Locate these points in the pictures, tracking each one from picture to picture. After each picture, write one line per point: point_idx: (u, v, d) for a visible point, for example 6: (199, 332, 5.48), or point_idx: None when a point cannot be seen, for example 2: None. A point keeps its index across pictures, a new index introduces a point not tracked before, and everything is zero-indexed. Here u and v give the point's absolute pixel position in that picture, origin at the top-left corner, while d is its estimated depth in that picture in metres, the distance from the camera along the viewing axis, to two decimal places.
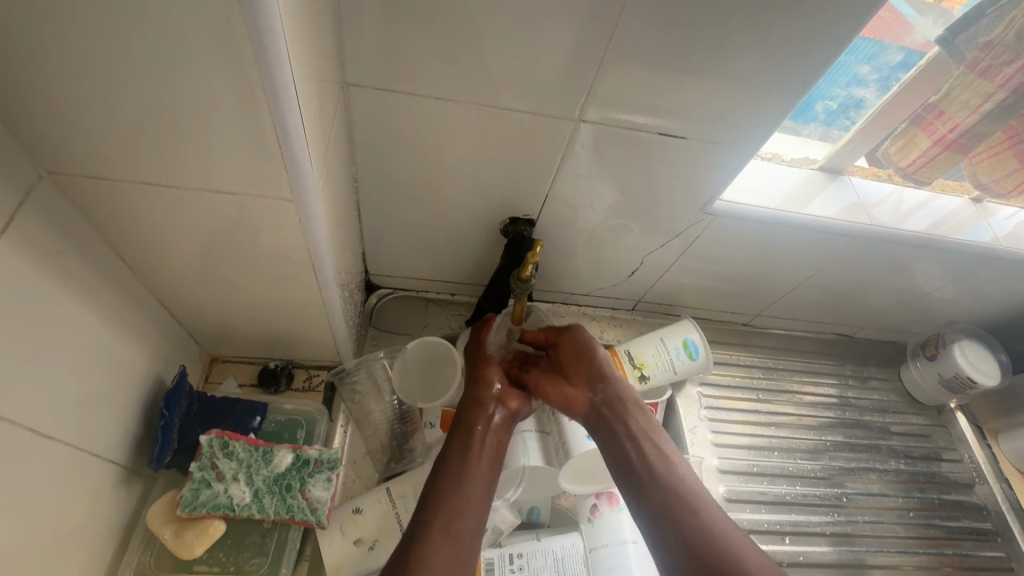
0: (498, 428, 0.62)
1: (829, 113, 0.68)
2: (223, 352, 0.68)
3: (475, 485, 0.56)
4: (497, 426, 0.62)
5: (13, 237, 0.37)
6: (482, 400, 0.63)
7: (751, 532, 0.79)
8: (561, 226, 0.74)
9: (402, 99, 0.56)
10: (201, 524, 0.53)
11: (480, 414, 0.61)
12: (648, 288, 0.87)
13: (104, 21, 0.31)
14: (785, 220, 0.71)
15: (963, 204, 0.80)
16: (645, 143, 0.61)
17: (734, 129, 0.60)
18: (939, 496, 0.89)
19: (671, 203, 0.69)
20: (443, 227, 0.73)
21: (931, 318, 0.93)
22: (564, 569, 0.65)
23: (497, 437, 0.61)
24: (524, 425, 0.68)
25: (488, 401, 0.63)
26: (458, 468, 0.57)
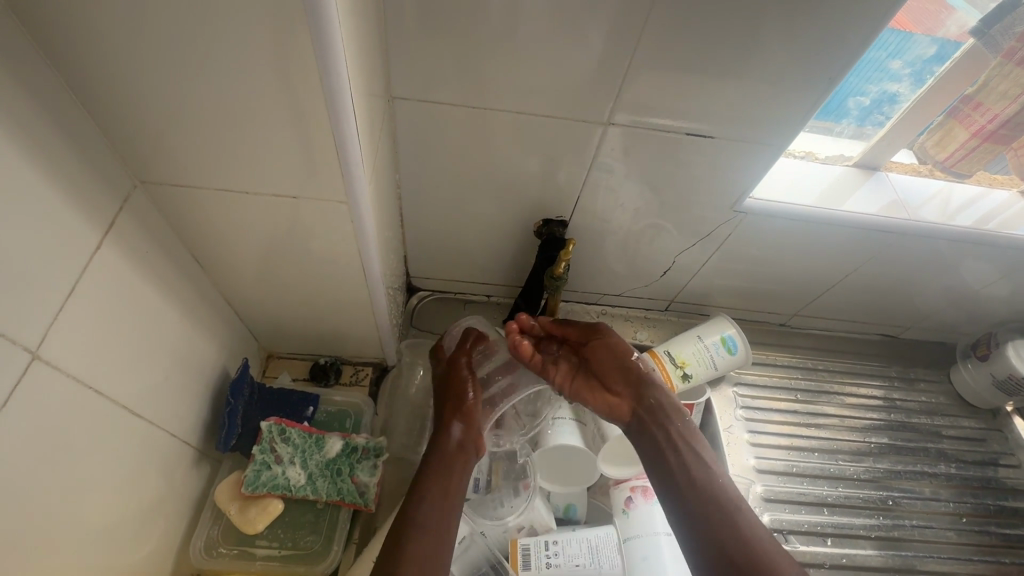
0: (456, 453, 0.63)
1: (861, 110, 0.68)
2: (279, 348, 0.74)
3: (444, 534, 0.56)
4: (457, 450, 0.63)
5: (113, 236, 0.43)
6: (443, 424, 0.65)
7: (789, 532, 0.78)
8: (593, 226, 0.76)
9: (442, 109, 0.60)
10: (262, 503, 0.57)
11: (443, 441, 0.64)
12: (681, 287, 0.88)
13: (194, 48, 0.36)
14: (820, 216, 0.71)
15: (1012, 198, 0.77)
16: (674, 144, 0.63)
17: (765, 127, 0.61)
18: (995, 502, 0.85)
19: (701, 202, 0.71)
20: (479, 229, 0.77)
21: (982, 317, 0.90)
22: (599, 560, 0.64)
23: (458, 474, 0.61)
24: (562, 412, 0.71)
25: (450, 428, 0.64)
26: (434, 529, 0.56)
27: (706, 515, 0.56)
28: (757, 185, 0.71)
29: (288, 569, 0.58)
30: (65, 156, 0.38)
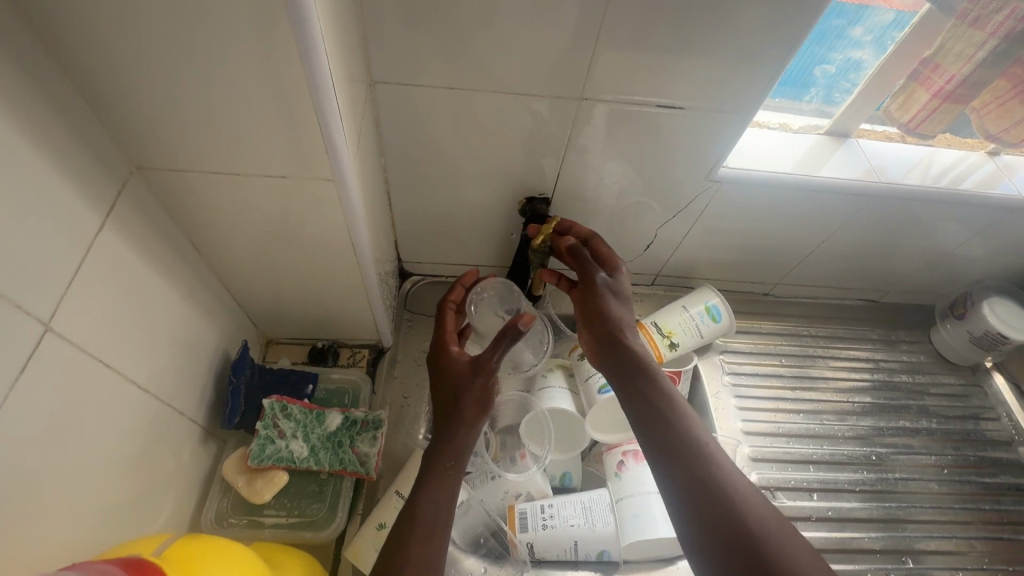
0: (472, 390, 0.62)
1: (827, 78, 0.71)
2: (277, 334, 0.76)
3: (446, 508, 0.55)
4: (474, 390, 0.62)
5: (114, 218, 0.45)
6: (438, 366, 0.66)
7: (777, 489, 0.81)
8: (576, 204, 0.78)
9: (423, 92, 0.62)
10: (268, 475, 0.59)
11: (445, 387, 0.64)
12: (665, 261, 0.90)
13: (180, 36, 0.38)
14: (792, 183, 0.73)
15: (980, 158, 0.79)
16: (647, 117, 0.65)
17: (737, 97, 0.63)
18: (976, 453, 0.88)
19: (679, 175, 0.73)
20: (465, 212, 0.79)
21: (957, 278, 0.93)
22: (593, 516, 0.67)
23: (484, 405, 0.61)
24: (556, 382, 0.77)
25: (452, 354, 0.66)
26: (439, 508, 0.54)
27: (700, 489, 0.49)
28: (731, 155, 0.73)
29: (296, 536, 0.60)
30: (65, 141, 0.40)
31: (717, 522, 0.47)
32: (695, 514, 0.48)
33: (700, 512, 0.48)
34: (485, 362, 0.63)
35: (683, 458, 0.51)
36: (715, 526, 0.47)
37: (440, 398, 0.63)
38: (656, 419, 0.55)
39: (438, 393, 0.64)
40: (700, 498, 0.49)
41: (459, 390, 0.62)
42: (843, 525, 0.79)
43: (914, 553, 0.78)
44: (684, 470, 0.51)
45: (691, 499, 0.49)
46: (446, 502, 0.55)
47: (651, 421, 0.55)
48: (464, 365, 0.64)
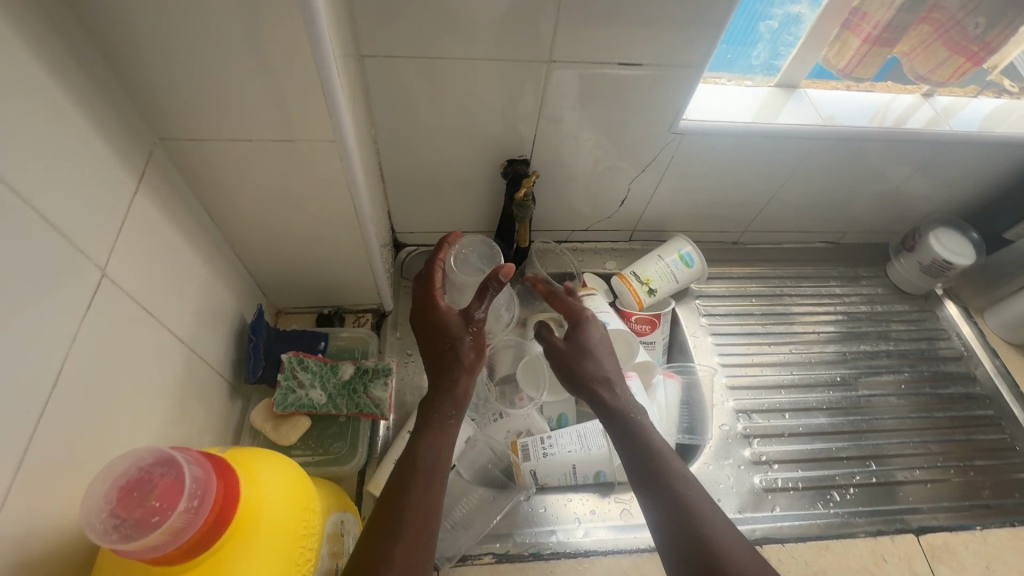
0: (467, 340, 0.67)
1: (772, 34, 0.79)
2: (287, 303, 0.82)
3: (445, 451, 0.60)
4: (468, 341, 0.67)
5: (145, 183, 0.51)
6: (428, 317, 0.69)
7: (752, 412, 0.88)
8: (555, 165, 0.84)
9: (404, 62, 0.65)
10: (292, 420, 0.65)
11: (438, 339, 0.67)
12: (640, 216, 0.97)
13: (197, 11, 0.43)
14: (748, 131, 0.80)
15: (915, 100, 0.88)
16: (614, 77, 0.70)
17: (696, 53, 0.68)
18: (930, 368, 0.96)
19: (647, 131, 0.79)
20: (453, 180, 0.85)
21: (906, 214, 1.02)
22: (588, 442, 0.74)
23: (473, 358, 0.67)
24: None
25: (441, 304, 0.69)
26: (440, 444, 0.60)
27: (676, 507, 0.57)
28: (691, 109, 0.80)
29: (322, 472, 0.66)
30: (101, 112, 0.45)
31: (689, 534, 0.55)
32: (672, 529, 0.56)
33: (677, 526, 0.56)
34: (474, 314, 0.68)
35: (662, 482, 0.59)
36: (687, 537, 0.55)
37: (434, 350, 0.68)
38: (639, 452, 0.62)
39: (430, 348, 0.68)
40: (676, 515, 0.56)
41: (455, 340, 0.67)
42: (814, 437, 0.87)
43: (879, 458, 0.86)
44: (663, 492, 0.58)
45: (669, 516, 0.57)
46: (444, 446, 0.60)
47: (635, 455, 0.63)
48: (458, 317, 0.68)
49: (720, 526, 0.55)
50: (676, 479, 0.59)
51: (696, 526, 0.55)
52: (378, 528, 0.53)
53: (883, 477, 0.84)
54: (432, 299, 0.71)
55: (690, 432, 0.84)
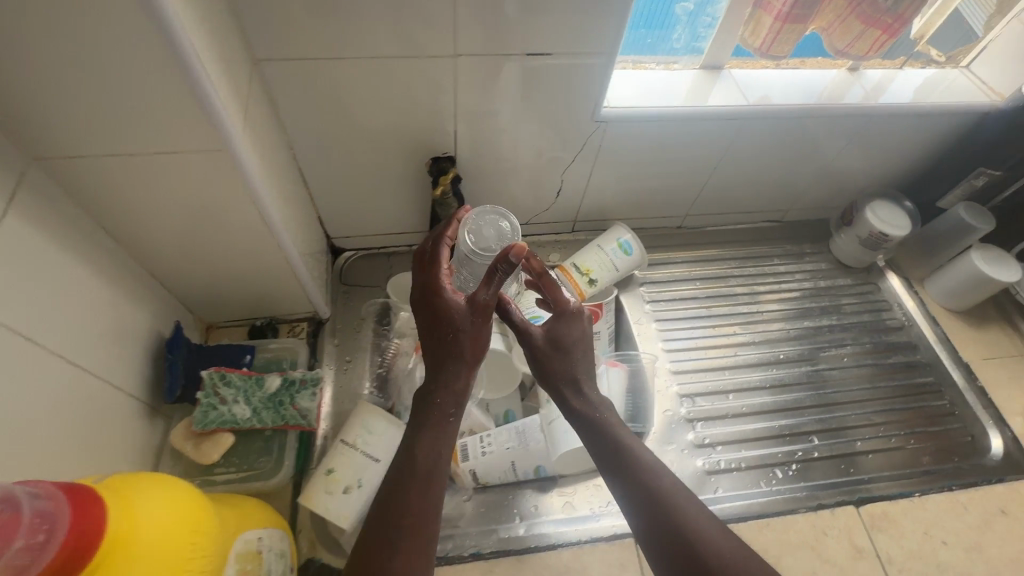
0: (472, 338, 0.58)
1: (690, 15, 0.78)
2: (216, 318, 0.80)
3: (444, 453, 0.56)
4: (471, 338, 0.58)
5: (17, 207, 0.48)
6: (434, 307, 0.59)
7: (696, 396, 0.88)
8: (481, 160, 0.82)
9: (306, 65, 0.64)
10: (214, 438, 0.64)
11: (443, 334, 0.58)
12: (578, 207, 0.96)
13: (34, 24, 0.40)
14: (671, 115, 0.80)
15: (841, 75, 0.88)
16: (523, 67, 0.69)
17: (602, 37, 0.67)
18: (871, 340, 0.97)
19: (569, 121, 0.77)
20: (379, 182, 0.83)
21: (845, 189, 1.02)
22: (527, 438, 0.73)
23: (476, 351, 0.59)
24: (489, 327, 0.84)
25: (446, 292, 0.59)
26: (435, 449, 0.55)
27: (652, 503, 0.56)
28: (611, 96, 0.78)
29: (247, 488, 0.66)
30: None
31: (670, 530, 0.54)
32: (653, 527, 0.55)
33: (656, 524, 0.55)
34: (483, 301, 0.58)
35: (636, 478, 0.58)
36: (667, 533, 0.54)
37: (432, 339, 0.59)
38: (608, 447, 0.60)
39: (427, 336, 0.59)
40: (653, 512, 0.55)
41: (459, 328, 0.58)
42: (756, 417, 0.87)
43: (840, 431, 0.87)
44: (638, 490, 0.57)
45: (647, 514, 0.55)
46: (444, 447, 0.56)
47: (605, 451, 0.61)
48: (463, 300, 0.58)
49: (699, 517, 0.54)
50: (649, 473, 0.58)
51: (673, 521, 0.54)
52: (375, 539, 0.51)
53: (825, 453, 0.84)
54: (435, 285, 0.59)
55: (635, 420, 0.84)
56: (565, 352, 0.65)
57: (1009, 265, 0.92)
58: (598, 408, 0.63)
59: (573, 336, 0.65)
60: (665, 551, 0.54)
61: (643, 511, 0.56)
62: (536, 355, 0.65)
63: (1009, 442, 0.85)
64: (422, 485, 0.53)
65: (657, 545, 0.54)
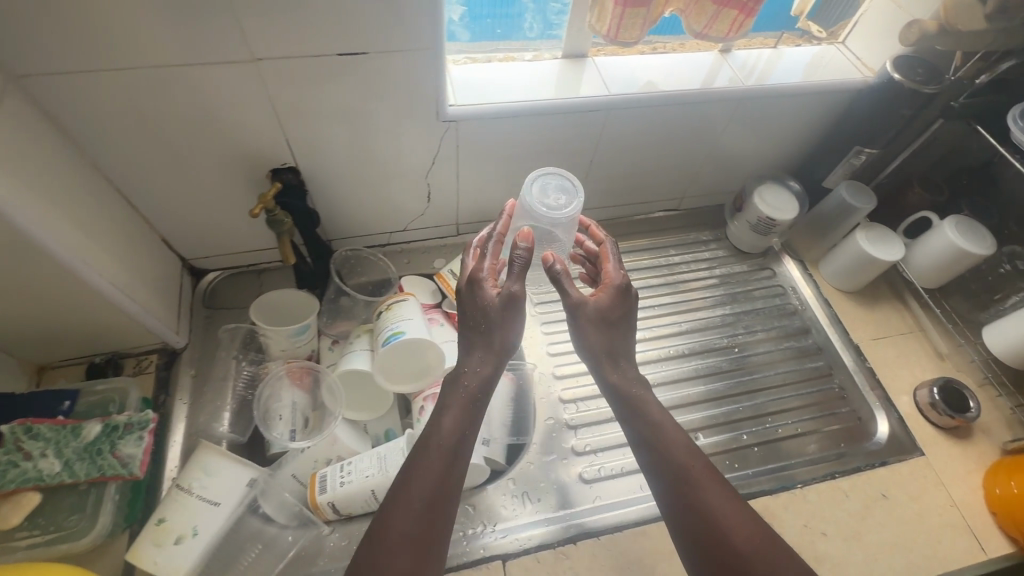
0: (500, 321, 0.60)
1: (536, 2, 0.75)
2: (47, 359, 0.73)
3: (467, 434, 0.57)
4: (495, 322, 0.60)
5: None
6: (468, 299, 0.63)
7: (580, 400, 0.84)
8: (329, 169, 0.76)
9: (79, 78, 0.57)
10: (13, 499, 0.60)
11: (473, 327, 0.62)
12: (457, 209, 0.91)
13: None
14: (526, 109, 0.75)
15: (714, 58, 0.85)
16: (339, 67, 0.63)
17: (420, 32, 0.62)
18: (764, 327, 0.95)
19: (413, 122, 0.72)
20: (219, 199, 0.76)
21: (735, 173, 1.00)
22: (389, 463, 0.69)
23: (502, 342, 0.61)
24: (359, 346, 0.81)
25: (478, 283, 0.63)
26: (457, 422, 0.57)
27: (677, 483, 0.55)
28: (457, 93, 0.74)
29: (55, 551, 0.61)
30: None
31: (692, 512, 0.53)
32: (675, 507, 0.54)
33: (683, 505, 0.54)
34: (510, 288, 0.61)
35: (663, 453, 0.57)
36: (688, 515, 0.53)
37: (471, 328, 0.62)
38: (641, 419, 0.59)
39: (466, 326, 0.62)
40: (677, 493, 0.54)
41: (484, 322, 0.61)
42: None
43: (730, 425, 0.85)
44: (666, 467, 0.56)
45: (671, 492, 0.55)
46: (469, 427, 0.57)
47: (637, 423, 0.60)
48: (491, 294, 0.61)
49: (724, 504, 0.53)
50: (673, 452, 0.57)
51: (693, 504, 0.53)
52: (388, 525, 0.50)
53: (712, 450, 0.82)
54: (476, 276, 0.63)
55: (518, 432, 0.80)
56: (613, 325, 0.63)
57: (892, 243, 0.91)
58: (632, 388, 0.61)
59: (601, 313, 0.63)
60: (686, 532, 0.53)
61: (665, 489, 0.55)
62: (581, 325, 0.63)
63: (895, 424, 0.84)
64: (432, 473, 0.53)
65: (677, 525, 0.54)
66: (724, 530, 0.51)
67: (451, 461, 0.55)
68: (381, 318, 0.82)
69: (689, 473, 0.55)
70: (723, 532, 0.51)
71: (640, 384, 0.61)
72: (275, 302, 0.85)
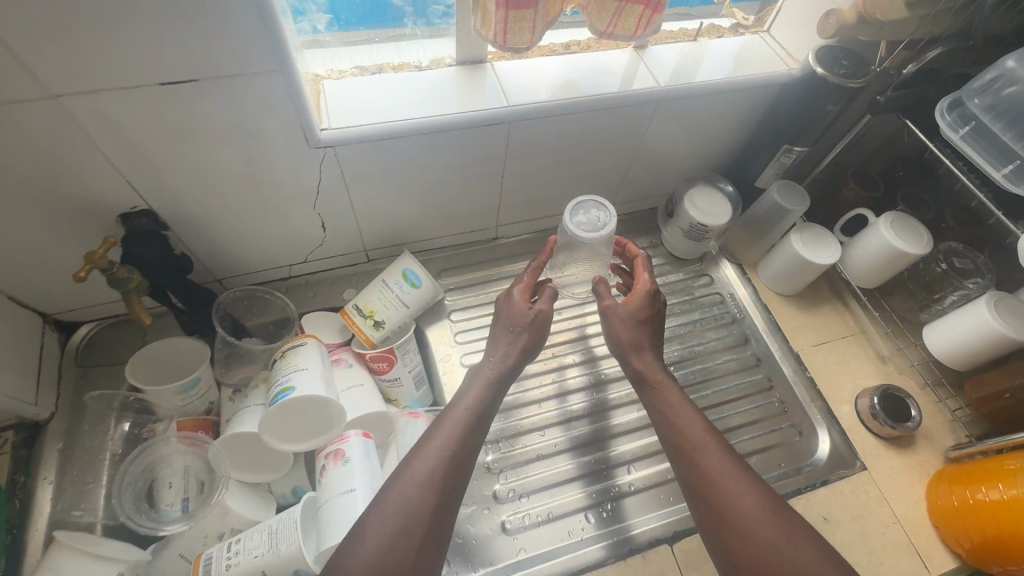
0: (533, 325, 0.71)
1: (411, 4, 0.67)
2: None
3: (482, 420, 0.66)
4: (529, 329, 0.71)
5: None
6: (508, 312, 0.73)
7: (502, 440, 0.78)
8: (193, 208, 0.67)
9: None
10: None
11: (508, 333, 0.71)
12: (361, 236, 0.83)
13: None
14: (414, 129, 0.67)
15: (628, 57, 0.77)
16: (170, 98, 0.54)
17: (260, 51, 0.53)
18: (700, 342, 0.89)
19: (280, 150, 0.64)
20: (66, 252, 0.66)
21: (665, 176, 0.93)
22: (280, 539, 0.63)
23: (525, 346, 0.71)
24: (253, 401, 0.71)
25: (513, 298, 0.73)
26: (476, 403, 0.67)
27: (692, 452, 0.65)
28: (331, 115, 0.65)
29: None
30: None
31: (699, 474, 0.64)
32: (684, 466, 0.65)
33: (696, 470, 0.64)
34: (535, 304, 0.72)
35: (681, 426, 0.68)
36: (699, 476, 0.64)
37: (502, 329, 0.72)
38: (653, 394, 0.71)
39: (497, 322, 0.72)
40: (693, 460, 0.65)
41: (513, 322, 0.71)
42: (569, 455, 0.78)
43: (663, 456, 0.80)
44: (682, 436, 0.67)
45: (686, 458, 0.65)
46: (483, 413, 0.67)
47: (648, 393, 0.72)
48: (522, 304, 0.72)
49: (737, 474, 0.62)
50: (692, 427, 0.67)
51: (703, 469, 0.64)
52: (424, 494, 0.58)
53: (645, 484, 0.77)
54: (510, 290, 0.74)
55: None
56: (652, 323, 0.74)
57: (827, 244, 0.86)
58: (653, 373, 0.72)
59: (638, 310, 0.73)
60: (695, 490, 0.64)
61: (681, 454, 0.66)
62: (612, 321, 0.74)
63: (837, 438, 0.81)
64: (458, 453, 0.62)
65: (689, 484, 0.64)
66: (728, 494, 0.61)
67: (470, 434, 0.64)
68: (275, 366, 0.72)
69: (700, 429, 0.66)
70: (730, 494, 0.61)
71: (662, 370, 0.72)
72: (160, 355, 0.76)
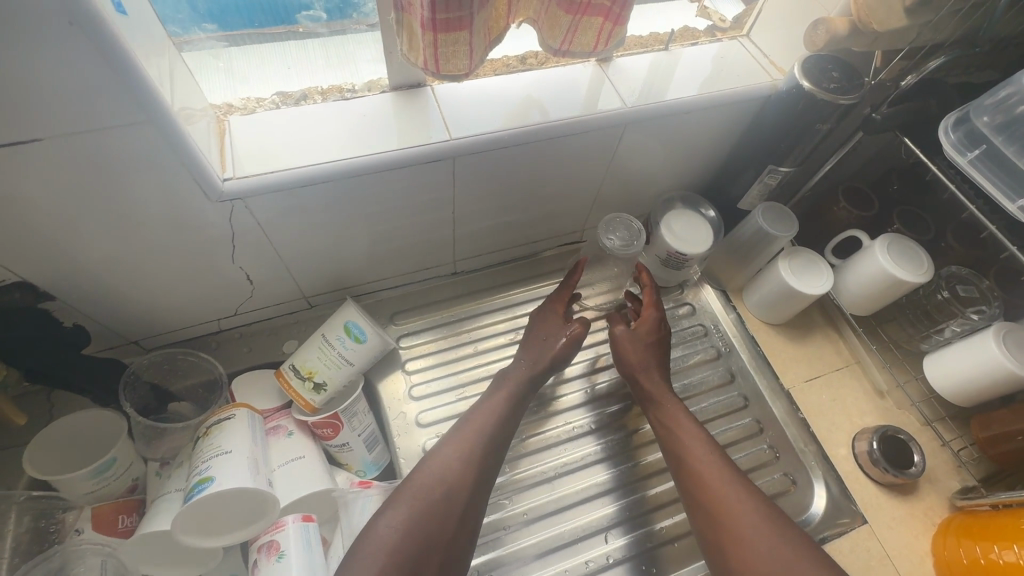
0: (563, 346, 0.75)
1: None
2: None
3: (487, 452, 0.66)
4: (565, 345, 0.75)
5: None
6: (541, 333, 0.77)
7: None
8: (84, 271, 0.57)
9: None
10: None
11: (538, 355, 0.75)
12: (297, 283, 0.73)
13: None
14: (340, 172, 0.57)
15: (591, 71, 0.67)
16: (17, 158, 0.44)
17: (126, 98, 0.43)
18: (684, 381, 0.81)
19: (179, 205, 0.54)
20: None
21: (638, 198, 0.84)
22: None
23: (540, 365, 0.74)
24: (172, 487, 0.61)
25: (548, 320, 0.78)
26: (481, 434, 0.66)
27: (692, 471, 0.64)
28: (239, 160, 0.55)
29: None
30: None
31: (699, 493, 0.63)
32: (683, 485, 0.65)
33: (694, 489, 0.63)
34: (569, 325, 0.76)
35: (681, 444, 0.67)
36: (698, 495, 0.63)
37: (530, 347, 0.76)
38: (657, 412, 0.71)
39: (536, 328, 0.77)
40: (692, 478, 0.64)
41: (550, 332, 0.77)
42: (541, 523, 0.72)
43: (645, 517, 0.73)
44: (682, 455, 0.66)
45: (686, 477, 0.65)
46: (489, 444, 0.66)
47: (652, 411, 0.72)
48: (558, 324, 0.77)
49: (737, 493, 0.61)
50: (691, 445, 0.66)
51: (702, 487, 0.63)
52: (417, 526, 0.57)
53: (623, 554, 0.71)
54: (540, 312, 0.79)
55: None
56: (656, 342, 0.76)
57: (818, 271, 0.77)
58: (655, 393, 0.72)
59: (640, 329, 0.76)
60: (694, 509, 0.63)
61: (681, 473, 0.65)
62: (622, 342, 0.76)
63: (834, 487, 0.73)
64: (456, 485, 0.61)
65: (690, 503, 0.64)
66: (726, 513, 0.60)
67: (472, 466, 0.63)
68: (198, 444, 0.61)
69: (703, 435, 0.67)
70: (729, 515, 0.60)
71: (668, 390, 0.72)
72: (68, 434, 0.64)
